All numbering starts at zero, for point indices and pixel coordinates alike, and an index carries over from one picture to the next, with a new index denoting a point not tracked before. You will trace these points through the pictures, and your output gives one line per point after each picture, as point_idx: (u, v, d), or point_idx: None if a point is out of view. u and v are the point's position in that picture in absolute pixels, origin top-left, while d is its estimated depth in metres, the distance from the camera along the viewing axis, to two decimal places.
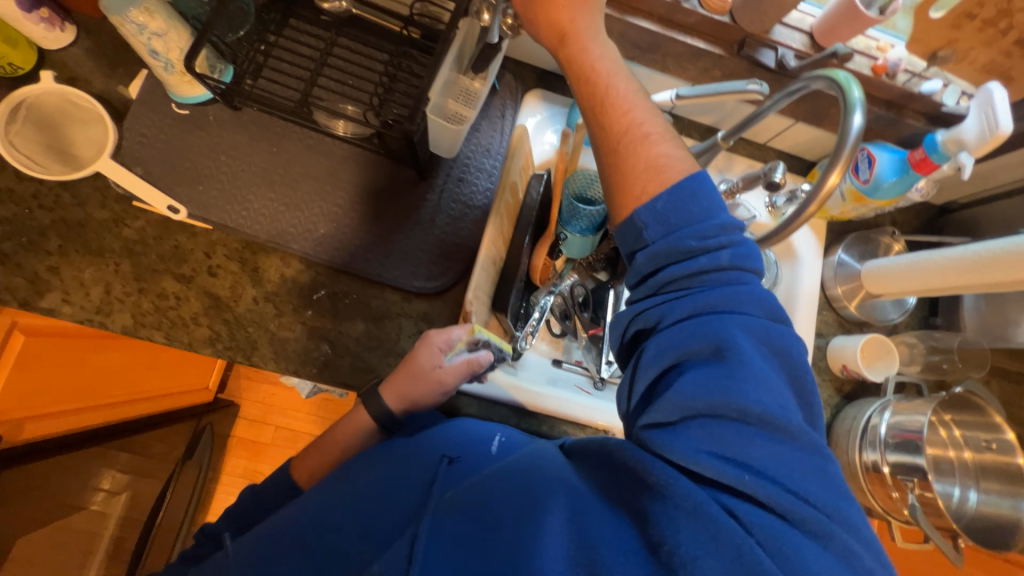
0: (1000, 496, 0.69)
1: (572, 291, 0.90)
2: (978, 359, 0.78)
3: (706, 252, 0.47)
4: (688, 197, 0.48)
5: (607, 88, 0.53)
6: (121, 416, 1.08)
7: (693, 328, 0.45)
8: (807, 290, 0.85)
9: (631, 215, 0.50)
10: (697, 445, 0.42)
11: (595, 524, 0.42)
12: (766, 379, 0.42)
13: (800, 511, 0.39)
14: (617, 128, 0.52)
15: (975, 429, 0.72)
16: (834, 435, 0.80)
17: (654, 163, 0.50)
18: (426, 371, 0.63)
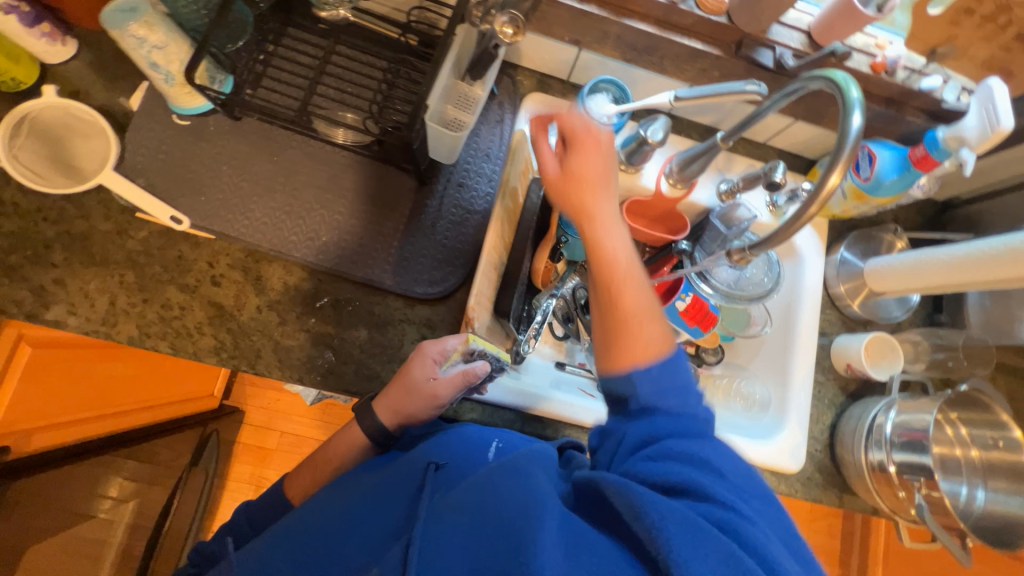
0: (1009, 495, 0.69)
1: (573, 293, 0.91)
2: (982, 357, 0.79)
3: (683, 398, 0.56)
4: (674, 365, 0.58)
5: (611, 250, 0.61)
6: (123, 427, 1.10)
7: (665, 421, 0.53)
8: (810, 289, 0.85)
9: (623, 371, 0.58)
10: (672, 482, 0.47)
11: (588, 537, 0.45)
12: (723, 456, 0.51)
13: (771, 542, 0.43)
14: (617, 308, 0.59)
15: (983, 426, 0.72)
16: (835, 434, 0.80)
17: (643, 346, 0.58)
18: (420, 384, 0.64)
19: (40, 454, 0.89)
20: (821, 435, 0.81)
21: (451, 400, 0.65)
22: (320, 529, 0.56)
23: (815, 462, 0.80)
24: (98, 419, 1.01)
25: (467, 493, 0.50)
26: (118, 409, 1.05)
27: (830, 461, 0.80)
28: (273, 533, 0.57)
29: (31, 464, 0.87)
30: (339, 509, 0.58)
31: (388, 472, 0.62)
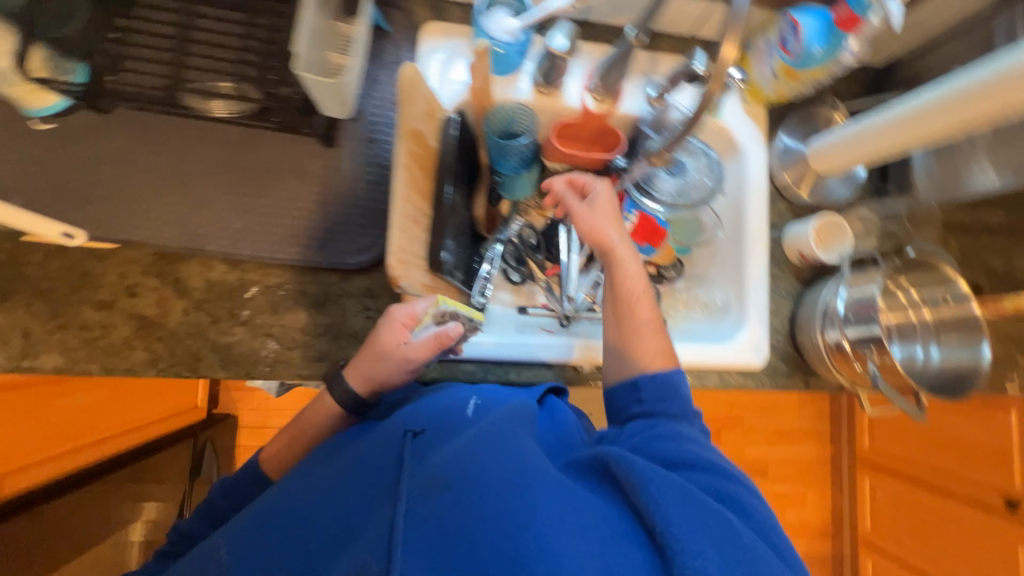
0: (960, 347, 0.71)
1: (521, 236, 0.90)
2: (927, 219, 0.82)
3: (682, 402, 0.62)
4: (676, 376, 0.63)
5: (626, 271, 0.67)
6: (113, 452, 1.09)
7: (655, 415, 0.62)
8: (755, 182, 0.82)
9: (630, 380, 0.64)
10: (662, 457, 0.55)
11: (574, 501, 0.50)
12: (690, 418, 0.62)
13: (741, 489, 0.53)
14: (629, 324, 0.66)
15: (932, 286, 0.73)
16: (795, 323, 0.81)
17: (649, 355, 0.64)
18: (393, 349, 0.62)
19: (36, 490, 0.91)
20: (782, 326, 0.82)
21: (425, 362, 0.64)
22: (303, 506, 0.56)
23: (779, 353, 0.81)
24: (78, 451, 1.00)
25: (451, 467, 0.52)
26: (94, 437, 1.04)
27: (793, 350, 0.81)
28: (252, 514, 0.58)
29: (29, 500, 0.89)
30: (317, 484, 0.58)
31: (367, 440, 0.61)
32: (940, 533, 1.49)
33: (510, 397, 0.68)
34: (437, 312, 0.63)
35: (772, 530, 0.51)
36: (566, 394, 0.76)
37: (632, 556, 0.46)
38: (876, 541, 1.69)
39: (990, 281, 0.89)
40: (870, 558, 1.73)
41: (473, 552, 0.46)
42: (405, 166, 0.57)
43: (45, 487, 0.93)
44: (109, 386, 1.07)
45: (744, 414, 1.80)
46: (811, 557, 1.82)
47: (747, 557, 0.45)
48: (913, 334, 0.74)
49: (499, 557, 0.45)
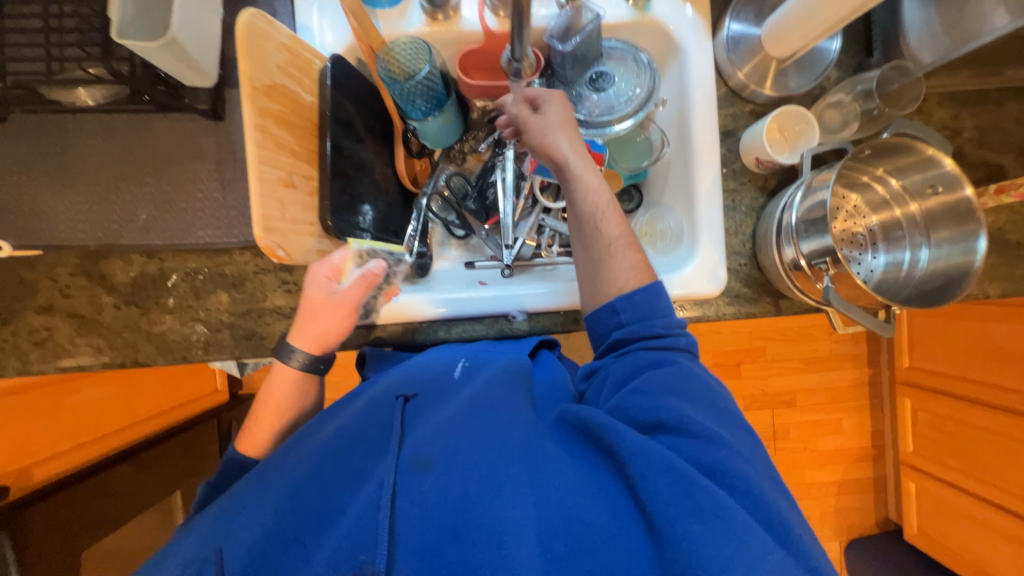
0: (952, 245, 0.59)
1: (452, 186, 0.84)
2: (912, 92, 0.66)
3: (662, 322, 0.58)
4: (654, 292, 0.58)
5: (586, 191, 0.60)
6: (137, 437, 1.20)
7: (642, 352, 0.56)
8: (699, 84, 0.70)
9: (608, 303, 0.59)
10: (653, 421, 0.50)
11: (560, 476, 0.47)
12: (688, 370, 0.55)
13: (743, 463, 0.47)
14: (601, 244, 0.60)
15: (917, 173, 0.62)
16: (757, 242, 0.71)
17: (624, 271, 0.59)
18: (326, 300, 0.63)
19: (69, 475, 1.03)
20: (743, 248, 0.72)
21: (359, 303, 0.64)
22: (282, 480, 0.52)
23: (740, 278, 0.72)
24: (103, 438, 1.11)
25: (437, 445, 0.51)
26: (118, 425, 1.15)
27: (757, 272, 0.72)
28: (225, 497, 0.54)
29: (63, 484, 1.01)
30: (299, 456, 0.54)
31: (357, 406, 0.61)
32: (988, 452, 1.35)
33: (503, 354, 0.68)
34: (354, 252, 0.67)
35: (780, 516, 0.44)
36: (558, 347, 0.75)
37: (622, 538, 0.43)
38: (917, 464, 1.57)
39: (1015, 159, 0.73)
40: (911, 482, 1.60)
41: (455, 532, 0.44)
42: (263, 126, 0.53)
43: (78, 472, 1.05)
44: (122, 381, 1.15)
45: (764, 345, 1.67)
46: (847, 485, 1.73)
47: (742, 541, 0.41)
48: (900, 235, 0.66)
49: (482, 537, 0.43)
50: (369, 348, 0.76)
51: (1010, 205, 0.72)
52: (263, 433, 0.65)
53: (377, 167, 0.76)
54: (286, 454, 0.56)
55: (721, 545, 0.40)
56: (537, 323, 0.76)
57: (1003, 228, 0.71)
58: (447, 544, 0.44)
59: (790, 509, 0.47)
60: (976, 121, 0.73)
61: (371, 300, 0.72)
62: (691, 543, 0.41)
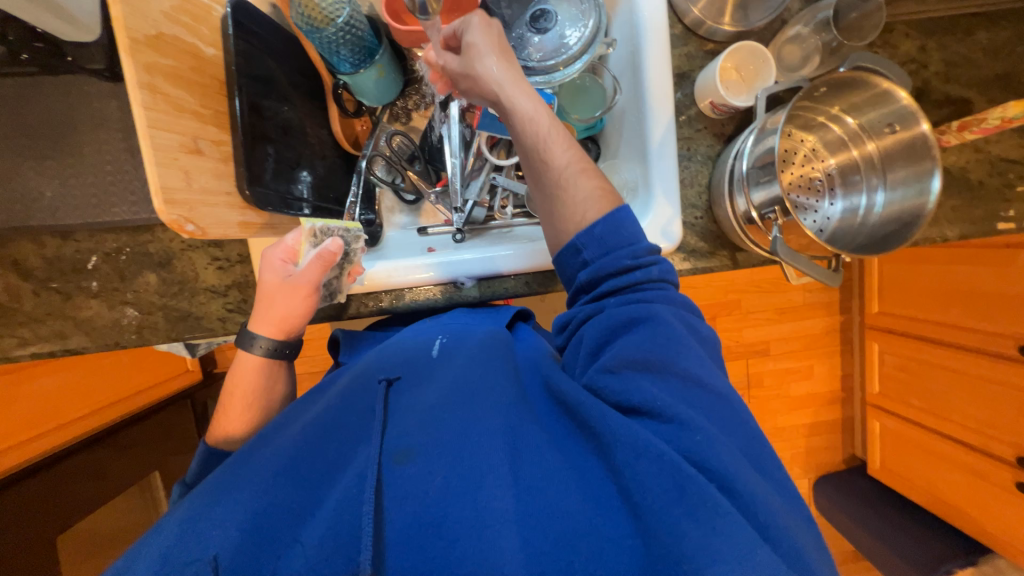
0: (906, 187, 0.57)
1: (394, 146, 0.78)
2: (872, 22, 0.61)
3: (630, 252, 0.51)
4: (619, 223, 0.52)
5: (528, 122, 0.52)
6: (106, 422, 1.18)
7: (616, 308, 0.50)
8: (650, 21, 0.64)
9: (569, 241, 0.53)
10: (631, 403, 0.46)
11: (543, 466, 0.45)
12: (679, 336, 0.49)
13: (731, 451, 0.43)
14: (552, 178, 0.53)
15: (874, 110, 0.58)
16: (713, 193, 0.68)
17: (580, 203, 0.53)
18: (283, 284, 0.59)
19: (20, 470, 1.01)
20: (699, 200, 0.69)
21: (318, 283, 0.59)
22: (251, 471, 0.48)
23: (697, 232, 0.69)
24: (59, 429, 1.07)
25: (415, 436, 0.48)
26: (78, 414, 1.11)
27: (713, 225, 0.69)
28: (198, 489, 0.49)
29: (14, 480, 0.99)
30: (272, 447, 0.50)
31: (341, 387, 0.58)
32: (947, 389, 1.41)
33: (481, 325, 0.68)
34: (307, 232, 0.59)
35: (767, 511, 0.40)
36: (532, 318, 0.77)
37: (607, 528, 0.41)
38: (882, 404, 1.63)
39: (981, 92, 0.69)
40: (876, 421, 1.67)
41: (434, 526, 0.42)
42: (151, 84, 0.46)
43: (40, 459, 1.05)
44: (79, 367, 1.10)
45: (739, 298, 1.67)
46: (817, 427, 1.80)
47: (733, 535, 0.38)
48: (857, 179, 0.63)
49: (463, 528, 0.41)
50: (341, 333, 0.75)
51: (974, 143, 0.69)
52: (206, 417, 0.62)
53: (308, 128, 0.70)
54: (265, 441, 0.52)
55: (709, 537, 0.38)
56: (488, 289, 0.73)
57: (964, 168, 0.69)
58: (429, 536, 0.42)
59: (775, 492, 0.44)
60: (944, 52, 0.68)
61: (333, 280, 0.66)
62: (677, 536, 0.38)
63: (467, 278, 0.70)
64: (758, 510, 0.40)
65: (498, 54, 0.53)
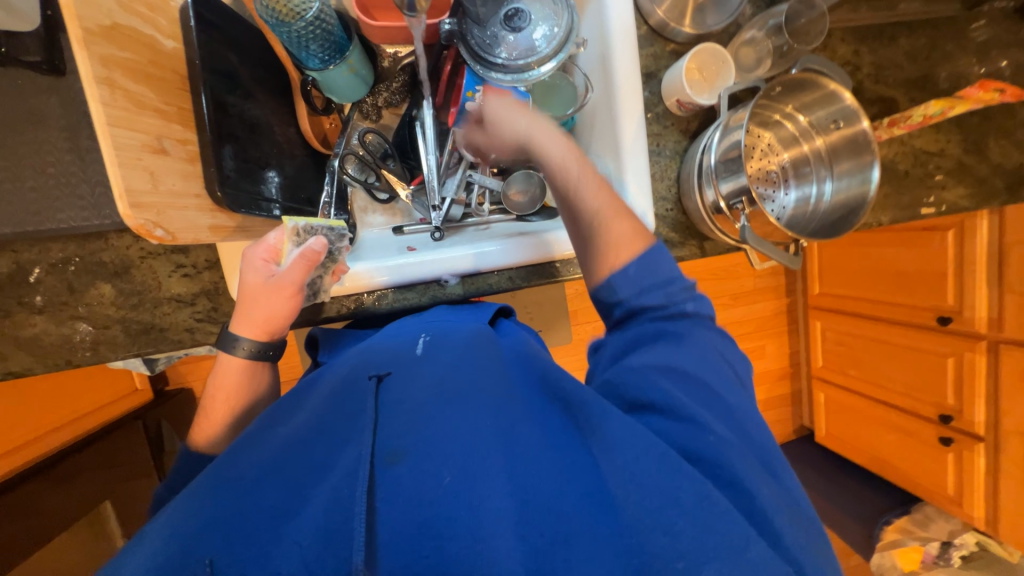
0: (851, 177, 0.63)
1: (367, 143, 0.76)
2: (817, 26, 0.67)
3: (664, 291, 0.53)
4: (651, 262, 0.54)
5: (558, 172, 0.58)
6: (29, 461, 1.04)
7: (646, 325, 0.52)
8: (618, 23, 0.67)
9: (606, 280, 0.55)
10: (641, 400, 0.48)
11: (539, 462, 0.44)
12: (705, 359, 0.50)
13: (739, 454, 0.45)
14: (582, 220, 0.56)
15: (821, 108, 0.64)
16: (681, 186, 0.72)
17: (613, 243, 0.54)
18: (266, 285, 0.56)
19: None
20: (669, 192, 0.73)
21: (302, 283, 0.57)
22: (236, 474, 0.46)
23: (668, 224, 0.73)
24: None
25: (409, 436, 0.46)
26: (15, 444, 1.00)
27: (683, 216, 0.73)
28: (181, 494, 0.46)
29: None
30: (264, 449, 0.48)
31: (331, 387, 0.56)
32: (880, 360, 1.56)
33: (463, 322, 0.66)
34: (290, 231, 0.58)
35: (762, 507, 0.42)
36: (514, 314, 0.77)
37: (597, 527, 0.41)
38: (825, 377, 1.79)
39: (906, 92, 0.78)
40: (821, 393, 1.82)
41: (427, 527, 0.41)
42: (109, 78, 0.43)
43: None
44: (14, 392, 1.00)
45: (698, 285, 1.77)
46: (771, 401, 1.95)
47: (726, 535, 0.39)
48: (808, 171, 0.69)
49: (457, 530, 0.40)
50: (320, 330, 0.73)
51: (902, 137, 0.78)
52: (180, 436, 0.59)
53: (275, 126, 0.67)
54: (255, 443, 0.49)
55: (702, 535, 0.39)
56: (472, 286, 0.74)
57: (895, 159, 0.77)
58: (425, 540, 0.40)
59: (776, 491, 0.45)
60: (874, 56, 0.76)
61: (316, 280, 0.62)
62: (671, 538, 0.39)
63: (452, 276, 0.70)
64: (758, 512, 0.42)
65: (529, 115, 0.61)
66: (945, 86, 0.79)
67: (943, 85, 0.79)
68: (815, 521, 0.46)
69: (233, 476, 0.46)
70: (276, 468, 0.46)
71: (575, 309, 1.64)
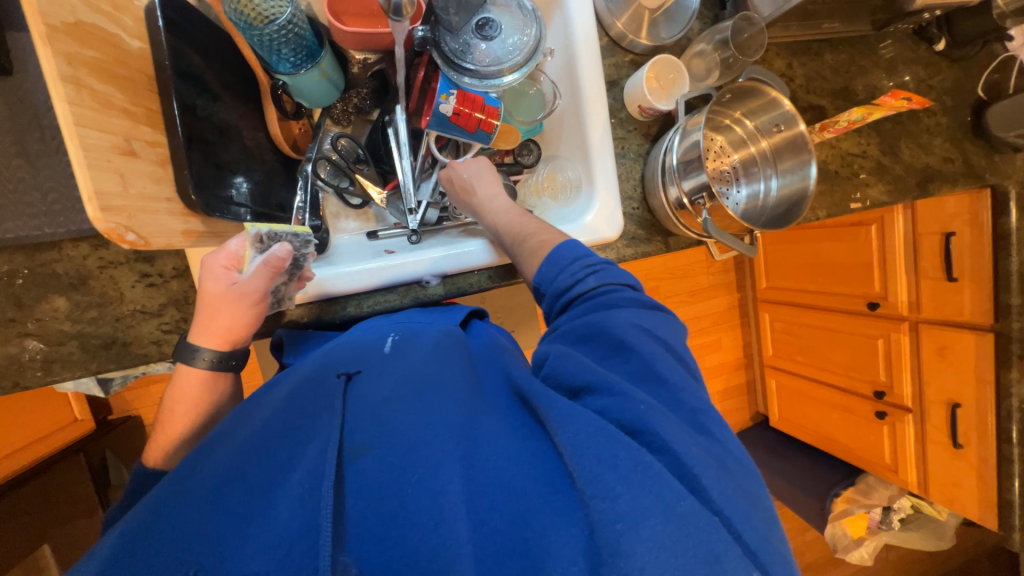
0: (793, 174, 0.71)
1: (338, 148, 0.76)
2: (756, 41, 0.75)
3: (570, 274, 0.57)
4: (559, 258, 0.58)
5: (485, 211, 0.68)
6: None
7: (575, 317, 0.54)
8: (582, 34, 0.72)
9: (534, 289, 0.61)
10: (578, 384, 0.49)
11: (502, 447, 0.43)
12: (629, 333, 0.51)
13: (669, 420, 0.45)
14: (506, 241, 0.65)
15: (766, 114, 0.72)
16: (646, 186, 0.77)
17: (529, 255, 0.61)
18: (225, 294, 0.54)
19: None
20: (635, 192, 0.78)
21: (266, 291, 0.55)
22: (182, 485, 0.42)
23: (635, 222, 0.78)
24: None
25: (367, 427, 0.44)
26: None
27: (649, 214, 0.79)
28: (129, 512, 0.42)
29: None
30: (211, 461, 0.44)
31: (286, 384, 0.53)
32: (822, 345, 1.71)
33: (436, 323, 0.65)
34: (252, 237, 0.55)
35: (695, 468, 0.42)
36: (487, 316, 0.76)
37: (552, 501, 0.40)
38: (776, 364, 1.93)
39: (831, 101, 0.88)
40: (774, 380, 1.96)
41: (390, 517, 0.39)
42: (75, 77, 0.41)
43: None
44: None
45: (658, 283, 1.86)
46: (729, 391, 2.07)
47: (659, 494, 0.39)
48: (755, 170, 0.77)
49: (416, 516, 0.38)
50: (286, 333, 0.68)
51: (831, 140, 0.87)
52: (149, 455, 0.55)
53: (244, 130, 0.65)
54: (207, 454, 0.44)
55: (637, 496, 0.38)
56: (452, 286, 0.75)
57: (825, 161, 0.87)
58: (383, 530, 0.39)
59: (710, 450, 0.45)
60: (804, 70, 0.86)
61: (281, 287, 0.61)
62: (610, 502, 0.38)
63: (430, 276, 0.71)
64: (696, 471, 0.42)
65: (465, 164, 0.73)
66: (862, 97, 0.90)
67: (861, 96, 0.90)
68: (751, 485, 0.45)
69: (181, 485, 0.42)
70: (233, 468, 0.42)
71: None
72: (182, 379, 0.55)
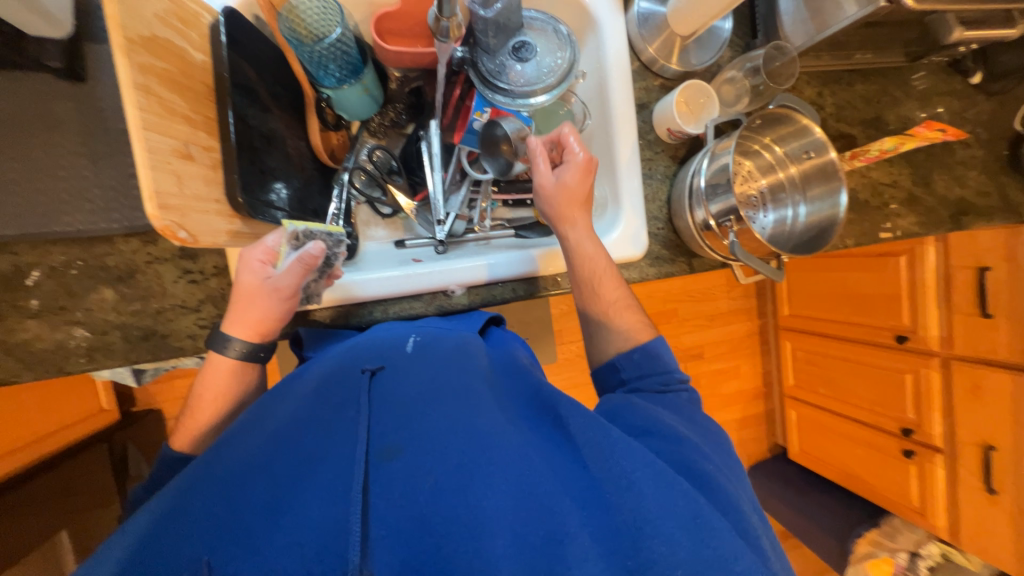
0: (823, 201, 0.71)
1: (374, 159, 0.79)
2: (787, 71, 0.76)
3: (664, 378, 0.60)
4: (656, 355, 0.61)
5: (602, 259, 0.65)
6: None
7: (651, 397, 0.57)
8: (615, 59, 0.74)
9: (611, 360, 0.63)
10: (638, 426, 0.49)
11: (549, 469, 0.43)
12: (710, 432, 0.54)
13: (719, 474, 0.46)
14: (604, 299, 0.65)
15: (795, 140, 0.72)
16: (671, 207, 0.78)
17: (623, 333, 0.64)
18: (259, 287, 0.56)
19: None
20: (660, 213, 0.79)
21: (299, 287, 0.57)
22: (227, 466, 0.43)
23: (659, 241, 0.79)
24: None
25: (402, 430, 0.45)
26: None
27: (673, 234, 0.79)
28: (165, 489, 0.44)
29: None
30: (243, 449, 0.45)
31: (316, 375, 0.54)
32: (846, 377, 1.66)
33: (454, 330, 0.65)
34: (289, 235, 0.56)
35: (747, 524, 0.43)
36: (505, 324, 0.76)
37: (591, 527, 0.40)
38: (797, 394, 1.88)
39: (863, 130, 0.88)
40: (794, 411, 1.90)
41: (422, 523, 0.38)
42: (146, 85, 0.44)
43: None
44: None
45: (677, 305, 1.84)
46: (747, 419, 2.01)
47: (718, 549, 0.38)
48: (783, 196, 0.77)
49: (450, 527, 0.38)
50: (308, 331, 0.70)
51: (862, 168, 0.87)
52: (175, 443, 0.57)
53: (289, 139, 0.68)
54: (239, 443, 0.46)
55: (697, 550, 0.38)
56: (474, 296, 0.77)
57: (855, 189, 0.86)
58: (415, 536, 0.38)
59: (747, 502, 0.47)
60: (835, 98, 0.87)
61: (313, 284, 0.62)
62: (669, 547, 0.38)
63: (453, 284, 0.72)
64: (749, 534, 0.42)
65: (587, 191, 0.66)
66: (894, 127, 0.90)
67: (892, 126, 0.89)
68: None
69: (226, 465, 0.44)
70: (275, 453, 0.44)
71: (561, 327, 1.68)
72: (215, 367, 0.57)
